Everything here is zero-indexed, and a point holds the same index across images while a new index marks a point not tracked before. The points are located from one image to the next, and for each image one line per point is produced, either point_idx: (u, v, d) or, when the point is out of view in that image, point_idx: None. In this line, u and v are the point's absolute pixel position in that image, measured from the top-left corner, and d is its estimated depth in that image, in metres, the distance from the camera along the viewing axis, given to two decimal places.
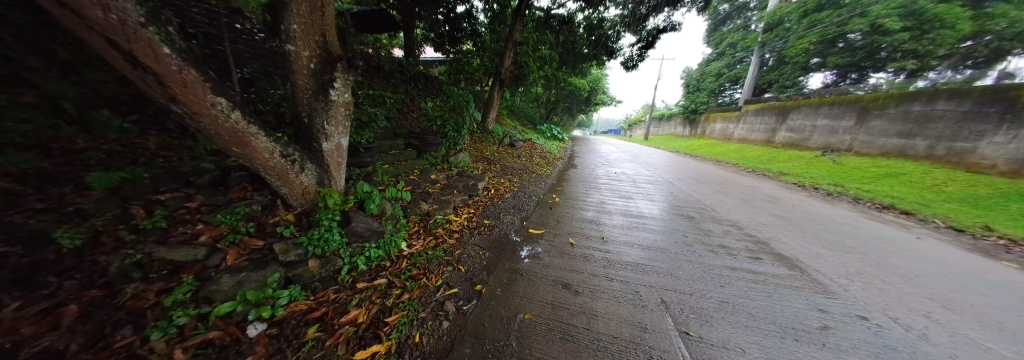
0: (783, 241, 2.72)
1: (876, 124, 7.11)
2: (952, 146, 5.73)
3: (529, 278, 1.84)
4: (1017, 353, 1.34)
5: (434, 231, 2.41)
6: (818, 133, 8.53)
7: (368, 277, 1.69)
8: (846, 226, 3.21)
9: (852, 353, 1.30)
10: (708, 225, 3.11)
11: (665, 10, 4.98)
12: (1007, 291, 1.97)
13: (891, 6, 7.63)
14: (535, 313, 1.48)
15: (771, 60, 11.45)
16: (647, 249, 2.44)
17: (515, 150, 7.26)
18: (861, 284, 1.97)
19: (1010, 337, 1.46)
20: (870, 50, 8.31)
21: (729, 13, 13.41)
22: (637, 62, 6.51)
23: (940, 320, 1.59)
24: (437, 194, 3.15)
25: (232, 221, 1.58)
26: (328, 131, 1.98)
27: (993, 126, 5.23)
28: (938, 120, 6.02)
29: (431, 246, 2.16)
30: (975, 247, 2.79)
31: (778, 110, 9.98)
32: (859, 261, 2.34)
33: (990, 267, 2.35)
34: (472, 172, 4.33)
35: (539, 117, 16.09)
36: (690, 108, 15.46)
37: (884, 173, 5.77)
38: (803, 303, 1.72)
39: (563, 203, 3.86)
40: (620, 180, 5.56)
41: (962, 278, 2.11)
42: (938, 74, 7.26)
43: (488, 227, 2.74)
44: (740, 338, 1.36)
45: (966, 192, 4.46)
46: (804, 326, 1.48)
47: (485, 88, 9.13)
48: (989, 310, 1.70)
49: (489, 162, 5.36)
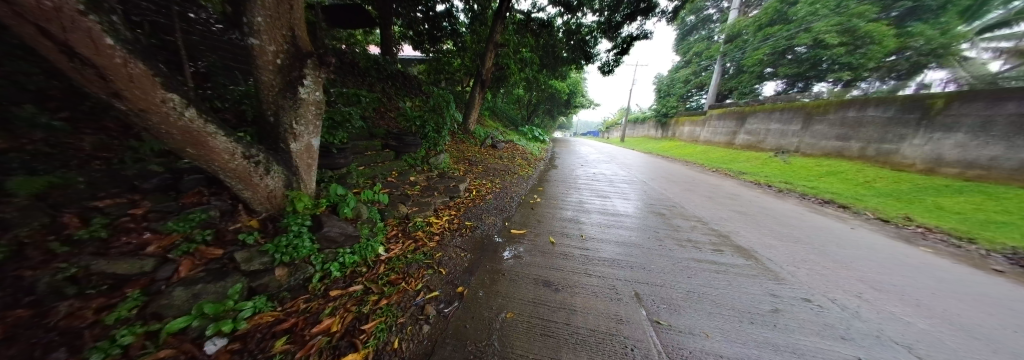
0: (741, 233, 2.99)
1: (818, 129, 8.03)
2: (879, 148, 6.61)
3: (511, 277, 1.87)
4: (928, 325, 1.58)
5: (414, 234, 2.36)
6: (771, 136, 9.44)
7: (343, 283, 1.62)
8: (794, 219, 3.59)
9: (798, 332, 1.46)
10: (677, 221, 3.33)
11: (638, 18, 5.42)
12: (922, 272, 2.31)
13: (831, 24, 8.55)
14: (517, 312, 1.50)
15: (731, 69, 12.31)
16: (623, 245, 2.56)
17: (497, 151, 7.31)
18: (806, 270, 2.21)
19: (920, 310, 1.73)
20: (812, 62, 9.43)
21: (695, 24, 14.77)
22: (614, 67, 6.80)
23: (868, 299, 1.83)
24: (416, 196, 3.10)
25: (185, 229, 1.44)
26: (297, 130, 1.87)
27: (912, 130, 6.06)
28: (868, 125, 6.90)
29: (411, 248, 2.13)
30: (899, 235, 3.26)
31: (738, 115, 10.90)
32: (805, 250, 2.63)
33: (909, 252, 2.75)
34: (452, 174, 4.29)
35: (521, 118, 16.28)
36: (662, 112, 16.44)
37: (825, 172, 6.53)
38: (758, 289, 1.90)
39: (544, 203, 3.94)
40: (599, 181, 5.78)
41: (888, 262, 2.44)
42: (870, 84, 8.61)
43: (470, 229, 2.73)
44: (704, 323, 1.48)
45: (891, 188, 5.18)
46: (758, 310, 1.64)
47: (465, 89, 9.06)
48: (906, 289, 1.99)
49: (471, 163, 5.35)
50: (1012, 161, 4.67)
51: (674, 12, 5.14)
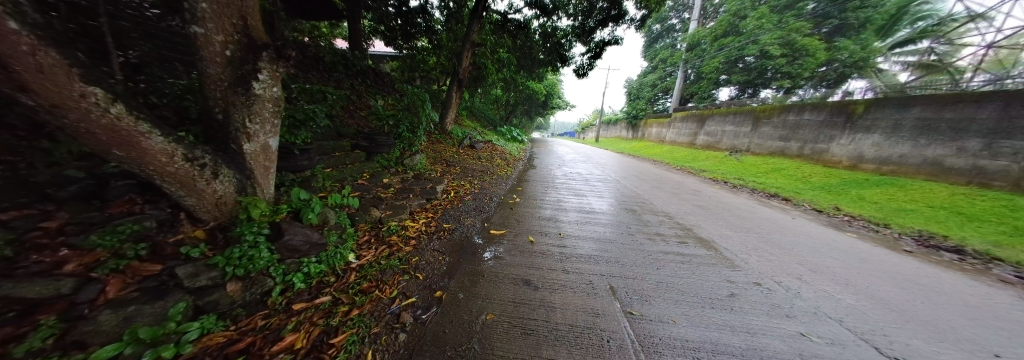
0: (703, 226, 3.26)
1: (765, 130, 8.99)
2: (814, 147, 7.57)
3: (491, 279, 1.87)
4: (854, 300, 1.84)
5: (388, 239, 2.26)
6: (727, 137, 10.40)
7: (308, 295, 1.50)
8: (747, 212, 3.99)
9: (750, 313, 1.63)
10: (647, 217, 3.54)
11: (610, 24, 5.72)
12: (849, 255, 2.68)
13: (773, 37, 9.66)
14: (497, 312, 1.50)
15: (692, 75, 13.36)
16: (599, 241, 2.67)
17: (476, 152, 7.25)
18: (757, 257, 2.47)
19: (848, 288, 2.00)
20: (759, 70, 10.46)
21: (661, 33, 15.98)
22: (588, 70, 7.06)
23: (808, 280, 2.09)
24: (391, 199, 2.98)
25: (113, 244, 1.25)
26: (250, 130, 1.71)
27: (839, 132, 7.01)
28: (805, 127, 7.87)
29: (385, 254, 2.03)
30: (830, 223, 3.77)
31: (698, 118, 11.86)
32: (756, 239, 2.93)
33: (839, 238, 3.17)
34: (429, 175, 4.19)
35: (499, 118, 16.29)
36: (632, 114, 17.39)
37: (771, 169, 7.34)
38: (717, 277, 2.08)
39: (523, 202, 3.98)
40: (575, 180, 5.96)
41: (822, 248, 2.80)
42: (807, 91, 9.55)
43: (448, 231, 2.68)
44: (673, 312, 1.59)
45: (823, 182, 5.95)
46: (718, 296, 1.80)
47: (441, 87, 8.86)
48: (836, 270, 2.30)
49: (448, 164, 5.26)
50: (914, 158, 5.60)
51: (642, 20, 5.47)
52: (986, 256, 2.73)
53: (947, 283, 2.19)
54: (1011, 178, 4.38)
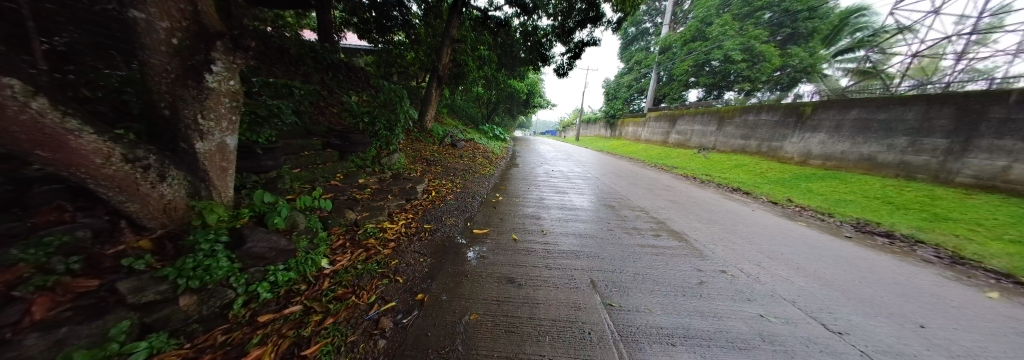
0: (675, 220, 3.45)
1: (729, 130, 9.71)
2: (769, 145, 8.33)
3: (474, 278, 1.85)
4: (805, 283, 2.04)
5: (364, 243, 2.16)
6: (695, 135, 11.12)
7: (275, 306, 1.38)
8: (714, 206, 4.29)
9: (717, 299, 1.75)
10: (625, 212, 3.69)
11: (588, 26, 5.87)
12: (801, 242, 2.97)
13: (735, 44, 10.47)
14: (481, 312, 1.48)
15: (664, 77, 14.12)
16: (580, 237, 2.75)
17: (457, 150, 7.16)
18: (723, 247, 2.66)
19: (800, 272, 2.22)
20: (723, 74, 11.27)
21: (636, 36, 16.77)
22: (568, 70, 7.20)
23: (767, 266, 2.29)
24: (367, 200, 2.85)
25: (39, 258, 1.01)
26: (203, 127, 1.54)
27: (790, 131, 7.76)
28: (762, 127, 8.63)
29: (361, 259, 1.94)
30: (785, 213, 4.17)
31: (670, 117, 12.54)
32: (722, 230, 3.15)
33: (793, 227, 3.51)
34: (408, 175, 4.07)
35: (480, 116, 16.19)
36: (610, 113, 18.04)
37: (734, 165, 7.96)
38: (688, 266, 2.22)
39: (506, 201, 3.99)
40: (557, 177, 6.07)
41: (778, 236, 3.08)
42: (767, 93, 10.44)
43: (429, 232, 2.61)
44: (649, 302, 1.67)
45: (778, 176, 6.56)
46: (689, 284, 1.92)
47: (420, 84, 8.64)
48: (791, 256, 2.53)
49: (429, 163, 5.14)
50: (851, 154, 6.35)
51: (618, 23, 5.67)
52: (912, 239, 3.16)
53: (878, 264, 2.51)
54: (930, 172, 5.09)
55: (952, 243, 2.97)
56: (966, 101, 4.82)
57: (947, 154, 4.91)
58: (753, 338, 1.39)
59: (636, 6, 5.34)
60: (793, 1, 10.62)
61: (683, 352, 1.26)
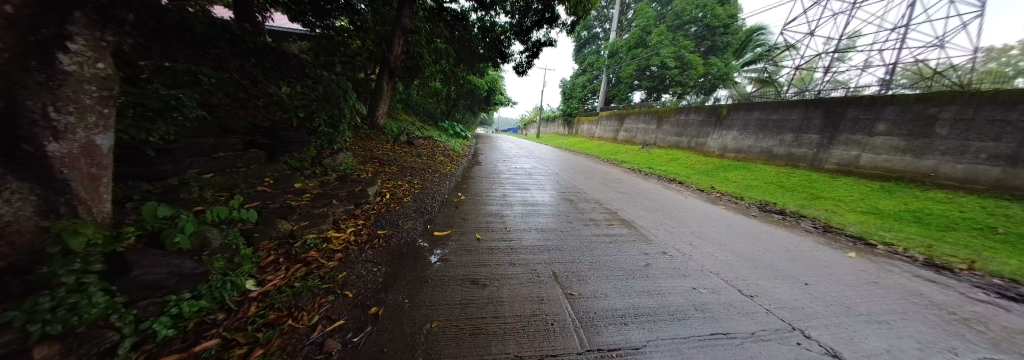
0: (626, 209, 3.79)
1: (666, 128, 10.95)
2: (695, 141, 9.71)
3: (436, 283, 1.76)
4: (727, 257, 2.41)
5: (303, 257, 1.89)
6: (639, 132, 12.37)
7: (181, 345, 1.07)
8: (657, 195, 4.84)
9: (660, 278, 1.97)
10: (582, 204, 3.92)
11: (545, 26, 6.01)
12: (722, 222, 3.53)
13: (670, 52, 11.86)
14: (443, 318, 1.40)
15: (613, 79, 15.36)
16: (542, 231, 2.84)
17: (414, 148, 6.79)
18: (663, 231, 3.01)
19: (724, 249, 2.61)
20: (661, 78, 12.73)
21: (587, 39, 17.93)
22: (526, 68, 7.30)
23: (698, 245, 2.65)
24: (306, 207, 2.51)
25: None
26: (61, 121, 1.09)
27: (711, 129, 9.14)
28: (689, 125, 10.00)
29: (300, 275, 1.68)
30: (711, 199, 4.91)
31: (618, 116, 13.71)
32: (663, 216, 3.57)
33: (717, 210, 4.14)
34: (357, 176, 3.70)
35: (439, 113, 15.62)
36: (566, 111, 18.99)
37: (670, 158, 9.09)
38: (636, 250, 2.46)
39: (468, 200, 3.91)
40: (519, 174, 6.16)
41: (707, 219, 3.60)
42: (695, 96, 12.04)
43: (384, 239, 2.40)
44: (604, 287, 1.80)
45: (704, 167, 7.71)
46: (638, 267, 2.12)
47: (368, 77, 7.90)
48: (717, 236, 2.97)
49: (382, 162, 4.77)
50: (755, 148, 7.77)
51: (572, 25, 5.93)
52: (797, 214, 3.99)
53: (776, 237, 3.11)
54: (807, 161, 6.52)
55: (824, 216, 3.86)
56: (830, 106, 6.24)
57: (819, 147, 6.32)
58: (688, 309, 1.60)
59: (587, 11, 5.65)
60: (712, 19, 12.46)
61: (633, 329, 1.39)
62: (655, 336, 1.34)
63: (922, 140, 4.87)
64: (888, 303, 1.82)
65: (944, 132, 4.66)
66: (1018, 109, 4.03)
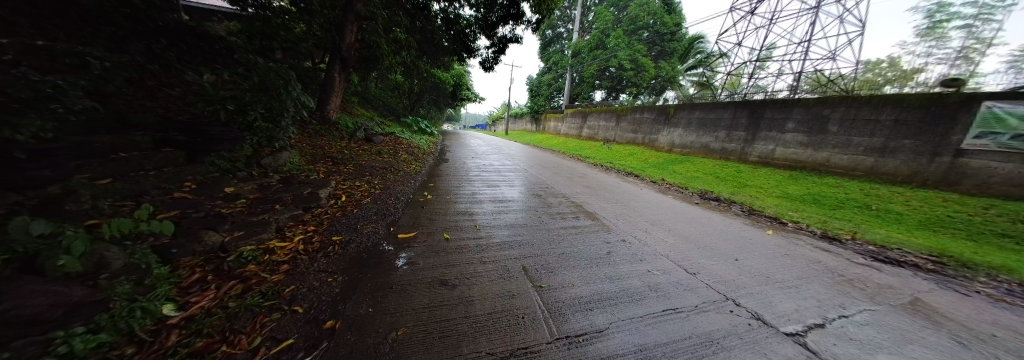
0: (590, 202, 4.01)
1: (624, 125, 11.78)
2: (647, 137, 10.63)
3: (402, 288, 1.67)
4: (676, 241, 2.69)
5: (239, 272, 1.63)
6: (600, 129, 13.14)
7: None
8: (617, 188, 5.20)
9: (621, 264, 2.13)
10: (550, 199, 4.05)
11: (510, 22, 5.98)
12: (672, 210, 3.93)
13: (626, 54, 12.74)
14: (410, 324, 1.33)
15: (576, 78, 16.02)
16: (511, 227, 2.87)
17: (373, 146, 6.34)
18: (623, 220, 3.26)
19: (673, 234, 2.91)
20: (619, 79, 13.62)
21: (551, 37, 18.44)
22: (492, 64, 7.23)
23: (652, 232, 2.92)
24: (241, 215, 2.17)
25: None
26: None
27: (660, 127, 10.09)
28: (642, 123, 10.91)
29: (235, 292, 1.45)
30: (663, 190, 5.45)
31: (581, 114, 14.38)
32: (622, 207, 3.85)
33: (667, 200, 4.61)
34: (305, 178, 3.32)
35: (400, 107, 14.76)
36: (533, 109, 19.35)
37: (626, 153, 9.84)
38: (600, 240, 2.62)
39: (435, 199, 3.77)
40: (488, 171, 6.12)
41: (659, 208, 3.98)
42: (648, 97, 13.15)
43: (340, 246, 2.20)
44: (571, 277, 1.89)
45: (655, 161, 8.49)
46: (601, 255, 2.27)
47: (316, 67, 7.10)
48: (669, 223, 3.31)
49: (336, 161, 4.36)
50: (695, 144, 8.79)
51: (537, 24, 6.00)
52: (729, 200, 4.64)
53: (714, 221, 3.56)
54: (735, 155, 7.59)
55: (750, 201, 4.54)
56: (752, 107, 7.30)
57: (745, 143, 7.39)
58: (643, 290, 1.75)
59: (551, 10, 5.78)
60: (661, 26, 13.67)
61: (598, 313, 1.48)
62: (617, 318, 1.45)
63: (820, 135, 5.97)
64: (796, 271, 2.22)
65: (834, 129, 5.77)
66: (884, 111, 5.11)
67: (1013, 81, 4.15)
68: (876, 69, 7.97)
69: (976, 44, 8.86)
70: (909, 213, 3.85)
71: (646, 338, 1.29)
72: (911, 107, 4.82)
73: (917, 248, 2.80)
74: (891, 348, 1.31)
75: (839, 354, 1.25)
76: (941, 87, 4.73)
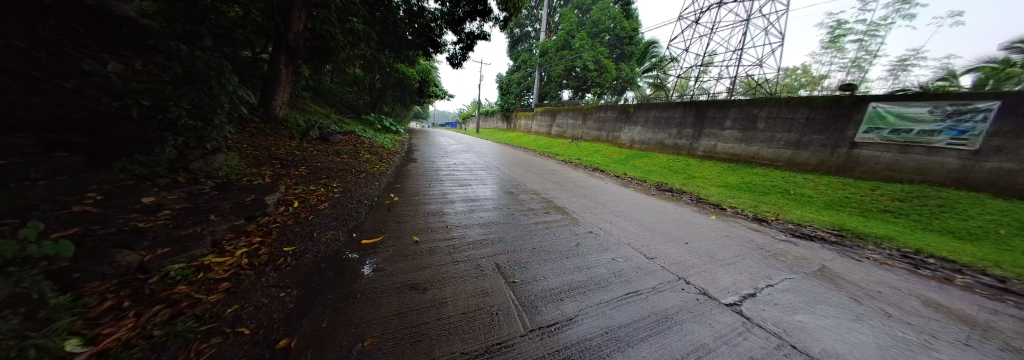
0: (559, 197, 4.16)
1: (589, 123, 12.35)
2: (610, 134, 11.31)
3: (369, 297, 1.58)
4: (637, 230, 2.92)
5: (166, 295, 1.38)
6: (568, 127, 13.64)
7: None
8: (584, 183, 5.46)
9: (588, 254, 2.25)
10: (522, 196, 4.11)
11: (477, 18, 5.91)
12: (632, 202, 4.25)
13: (590, 55, 13.36)
14: (378, 333, 1.26)
15: (544, 77, 16.37)
16: (484, 225, 2.86)
17: (330, 145, 5.85)
18: (590, 213, 3.44)
19: (634, 223, 3.15)
20: (584, 78, 14.22)
21: (519, 36, 18.60)
22: (460, 60, 7.07)
23: (615, 222, 3.13)
24: (165, 230, 1.86)
25: None
26: None
27: (621, 124, 10.78)
28: (605, 121, 11.55)
29: (163, 318, 1.22)
30: (625, 183, 5.85)
31: (550, 112, 14.78)
32: (588, 201, 4.05)
33: (629, 192, 4.97)
34: (247, 183, 2.96)
35: (360, 104, 13.77)
36: (503, 107, 19.36)
37: (592, 150, 10.35)
38: (569, 233, 2.74)
39: (403, 201, 3.59)
40: (458, 170, 6.00)
41: (621, 200, 4.27)
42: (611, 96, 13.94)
43: (292, 257, 2.00)
44: (542, 270, 1.95)
45: (617, 157, 9.09)
46: (570, 247, 2.38)
47: (257, 57, 6.30)
48: (631, 213, 3.57)
49: (285, 163, 3.94)
50: (651, 140, 9.56)
51: (504, 21, 6.01)
52: (680, 190, 5.15)
53: (668, 210, 3.94)
54: (684, 149, 8.45)
55: (697, 190, 5.10)
56: (698, 107, 8.14)
57: (692, 139, 8.25)
58: (608, 277, 1.88)
59: (519, 9, 5.82)
60: (621, 30, 14.56)
61: (568, 302, 1.56)
62: (585, 305, 1.53)
63: (751, 132, 6.89)
64: (733, 249, 2.55)
65: (761, 126, 6.71)
66: (799, 111, 6.07)
67: (891, 86, 5.20)
68: (792, 75, 9.41)
69: (864, 55, 10.87)
70: (817, 195, 4.66)
71: (611, 321, 1.39)
72: (817, 107, 5.79)
73: (824, 225, 3.41)
74: (805, 309, 1.58)
75: (766, 318, 1.48)
76: (840, 91, 5.68)
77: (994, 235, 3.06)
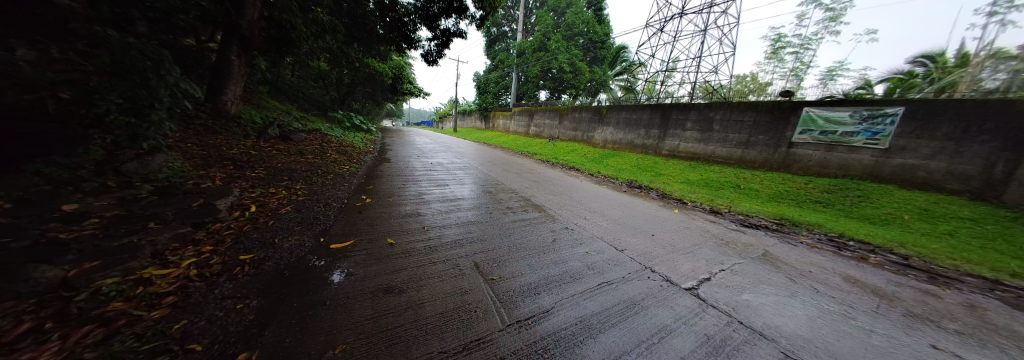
0: (536, 195, 4.25)
1: (565, 123, 12.70)
2: (585, 134, 11.74)
3: (340, 303, 1.52)
4: (608, 225, 3.09)
5: (98, 314, 1.20)
6: (545, 127, 13.92)
7: None
8: (560, 181, 5.63)
9: (564, 249, 2.35)
10: (500, 195, 4.15)
11: (453, 15, 5.82)
12: (604, 198, 4.47)
13: (565, 57, 13.74)
14: (350, 339, 1.23)
15: (521, 77, 16.53)
16: (462, 225, 2.85)
17: (292, 144, 5.44)
18: (565, 210, 3.57)
19: (606, 218, 3.32)
20: (560, 80, 14.59)
21: (496, 35, 18.57)
22: (436, 58, 6.93)
23: (589, 218, 3.28)
24: (93, 241, 1.63)
25: None
26: None
27: (595, 125, 11.26)
28: (580, 121, 11.97)
29: (96, 338, 1.07)
30: (599, 181, 6.13)
31: (527, 112, 14.97)
32: (563, 199, 4.18)
33: (601, 189, 5.22)
34: (193, 186, 2.67)
35: (326, 101, 12.89)
36: (480, 106, 19.23)
37: (568, 149, 10.68)
38: (545, 229, 2.83)
39: (375, 202, 3.45)
40: (435, 170, 5.87)
41: (594, 197, 4.47)
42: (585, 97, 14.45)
43: (250, 265, 1.85)
44: (519, 267, 2.00)
45: (591, 156, 9.46)
46: (546, 243, 2.45)
47: (202, 46, 5.65)
48: (603, 209, 3.76)
49: (240, 165, 3.60)
50: (622, 140, 10.09)
51: (480, 20, 5.99)
52: (647, 187, 5.51)
53: (637, 205, 4.22)
54: (651, 149, 9.04)
55: (663, 187, 5.50)
56: (663, 110, 8.75)
57: (658, 139, 8.85)
58: (583, 269, 1.99)
59: (494, 8, 5.83)
60: (594, 34, 15.14)
61: (544, 296, 1.63)
62: (560, 297, 1.61)
63: (708, 133, 7.55)
64: (692, 239, 2.81)
65: (716, 128, 7.39)
66: (747, 114, 6.78)
67: (820, 93, 5.99)
68: (743, 82, 10.45)
69: (800, 65, 12.37)
70: (761, 189, 5.26)
71: (584, 310, 1.48)
72: (761, 111, 6.52)
73: (768, 215, 3.87)
74: (751, 288, 1.81)
75: (719, 298, 1.66)
76: (780, 97, 6.50)
77: (896, 220, 3.68)
